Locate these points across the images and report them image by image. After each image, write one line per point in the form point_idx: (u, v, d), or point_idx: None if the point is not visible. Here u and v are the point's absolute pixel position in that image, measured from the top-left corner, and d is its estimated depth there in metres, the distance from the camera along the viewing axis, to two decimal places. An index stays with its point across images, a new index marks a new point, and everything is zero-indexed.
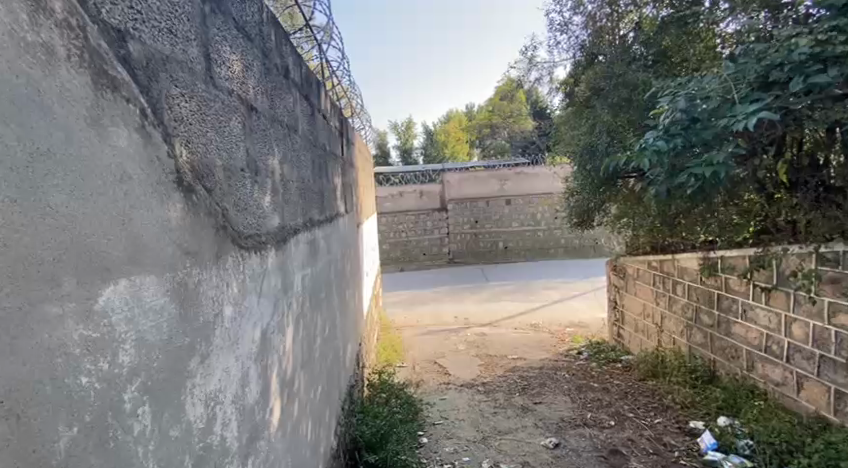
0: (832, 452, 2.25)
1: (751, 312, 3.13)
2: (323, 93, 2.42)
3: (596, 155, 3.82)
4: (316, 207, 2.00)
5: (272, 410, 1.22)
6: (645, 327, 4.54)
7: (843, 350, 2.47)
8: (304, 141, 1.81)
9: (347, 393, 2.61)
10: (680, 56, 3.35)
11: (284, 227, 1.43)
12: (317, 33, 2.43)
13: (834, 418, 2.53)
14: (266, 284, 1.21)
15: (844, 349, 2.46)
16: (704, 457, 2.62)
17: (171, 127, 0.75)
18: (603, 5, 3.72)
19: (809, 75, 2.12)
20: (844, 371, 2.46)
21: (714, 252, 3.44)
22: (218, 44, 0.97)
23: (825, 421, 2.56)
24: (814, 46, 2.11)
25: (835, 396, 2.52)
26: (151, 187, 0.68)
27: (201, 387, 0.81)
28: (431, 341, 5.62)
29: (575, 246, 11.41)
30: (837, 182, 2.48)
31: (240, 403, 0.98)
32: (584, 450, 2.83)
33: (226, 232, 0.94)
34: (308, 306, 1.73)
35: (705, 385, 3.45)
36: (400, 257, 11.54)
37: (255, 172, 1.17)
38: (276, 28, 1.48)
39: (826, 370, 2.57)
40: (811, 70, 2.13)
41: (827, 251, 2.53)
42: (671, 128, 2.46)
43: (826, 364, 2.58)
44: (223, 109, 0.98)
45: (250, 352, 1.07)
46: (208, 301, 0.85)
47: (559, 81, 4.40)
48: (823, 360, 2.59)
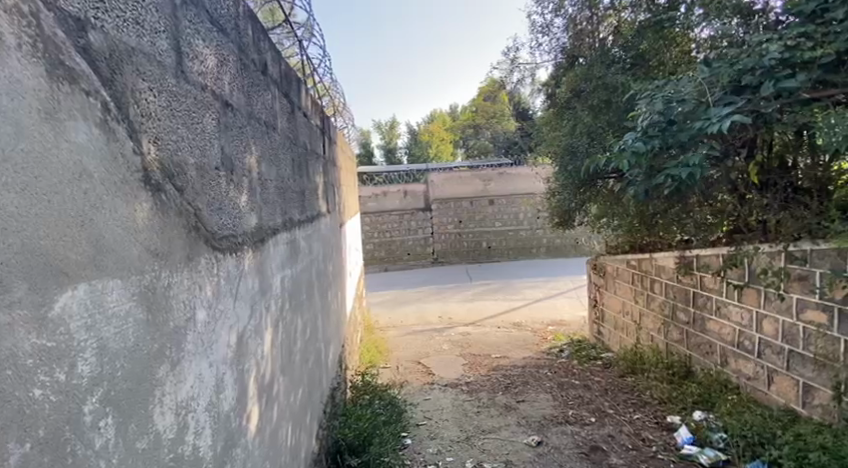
0: (802, 444, 2.28)
1: (724, 308, 3.18)
2: (304, 91, 2.37)
3: (578, 156, 3.86)
4: (296, 206, 1.96)
5: (250, 416, 1.18)
6: (623, 325, 4.59)
7: (810, 345, 2.53)
8: (283, 138, 1.77)
9: (329, 395, 2.57)
10: (657, 60, 3.34)
11: (262, 227, 1.39)
12: (297, 29, 2.40)
13: (802, 410, 2.58)
14: (243, 286, 1.17)
15: (812, 344, 2.51)
16: (680, 451, 2.67)
17: (138, 124, 0.71)
18: (584, 7, 3.74)
19: (780, 80, 2.18)
20: (812, 365, 2.51)
21: (690, 251, 3.50)
22: (190, 36, 0.93)
23: (794, 413, 2.61)
24: (784, 52, 2.18)
25: (805, 389, 2.57)
26: (115, 186, 0.64)
27: (172, 395, 0.77)
28: (415, 341, 5.60)
29: (557, 245, 11.50)
30: (805, 184, 2.62)
31: (215, 410, 0.95)
32: (566, 447, 2.84)
33: (199, 233, 0.91)
34: (288, 308, 1.69)
35: (681, 380, 3.49)
36: (384, 257, 11.48)
37: (230, 170, 1.13)
38: (253, 22, 1.44)
39: (795, 364, 2.63)
40: (781, 75, 2.20)
41: (795, 250, 2.55)
42: (649, 129, 2.50)
43: (794, 358, 2.63)
44: (195, 105, 0.94)
45: (225, 356, 1.03)
46: (179, 305, 0.81)
47: (541, 83, 4.40)
48: (792, 354, 2.65)
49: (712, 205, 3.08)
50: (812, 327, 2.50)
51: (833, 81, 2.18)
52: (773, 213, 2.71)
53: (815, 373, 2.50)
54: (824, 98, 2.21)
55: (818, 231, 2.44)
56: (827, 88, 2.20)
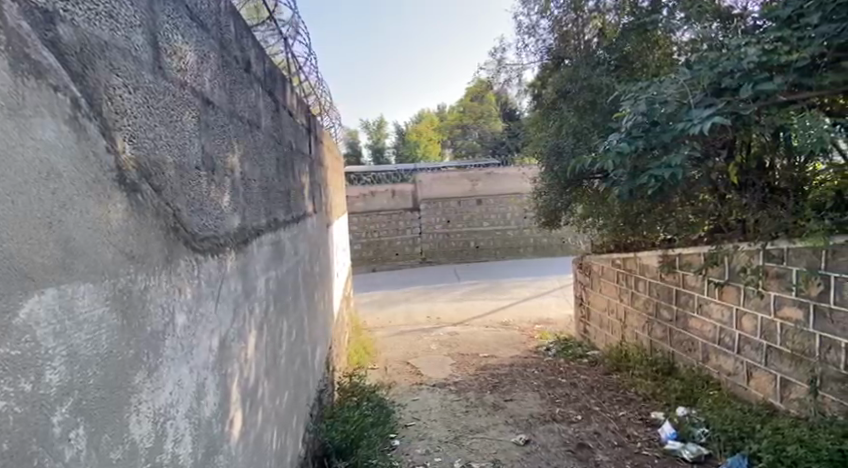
0: (780, 437, 2.30)
1: (705, 306, 3.21)
2: (289, 90, 2.33)
3: (564, 156, 3.87)
4: (281, 206, 1.92)
5: (233, 421, 1.16)
6: (608, 322, 4.63)
7: (787, 341, 2.57)
8: (267, 137, 1.73)
9: (315, 398, 2.54)
10: (641, 63, 3.42)
11: (246, 228, 1.36)
12: (282, 27, 2.36)
13: (780, 405, 2.62)
14: (225, 289, 1.14)
15: (789, 341, 2.55)
16: (664, 447, 2.69)
17: (112, 121, 0.69)
18: (569, 9, 3.77)
19: (758, 83, 2.21)
20: (790, 360, 2.55)
21: (673, 250, 3.53)
22: (168, 32, 0.90)
23: (772, 408, 2.65)
24: (761, 56, 2.21)
25: (782, 384, 2.61)
26: (87, 186, 0.61)
27: (149, 402, 0.75)
28: (403, 341, 5.57)
29: (543, 245, 11.59)
30: (781, 184, 2.68)
31: (195, 417, 0.92)
32: (553, 445, 2.85)
33: (178, 235, 0.88)
34: (272, 310, 1.66)
35: (664, 377, 3.52)
36: (373, 257, 11.42)
37: (212, 169, 1.10)
38: (236, 19, 1.41)
39: (774, 359, 2.67)
40: (759, 78, 2.22)
41: (772, 248, 2.60)
42: (633, 131, 2.52)
43: (772, 354, 2.67)
44: (174, 103, 0.91)
45: (206, 361, 1.00)
46: (157, 309, 0.79)
47: (527, 84, 4.39)
48: (770, 350, 2.68)
49: (695, 204, 3.19)
50: (789, 324, 2.54)
51: (809, 84, 2.20)
52: (752, 213, 2.75)
53: (793, 368, 2.54)
54: (799, 100, 2.26)
55: (795, 230, 2.46)
56: (801, 92, 2.23)
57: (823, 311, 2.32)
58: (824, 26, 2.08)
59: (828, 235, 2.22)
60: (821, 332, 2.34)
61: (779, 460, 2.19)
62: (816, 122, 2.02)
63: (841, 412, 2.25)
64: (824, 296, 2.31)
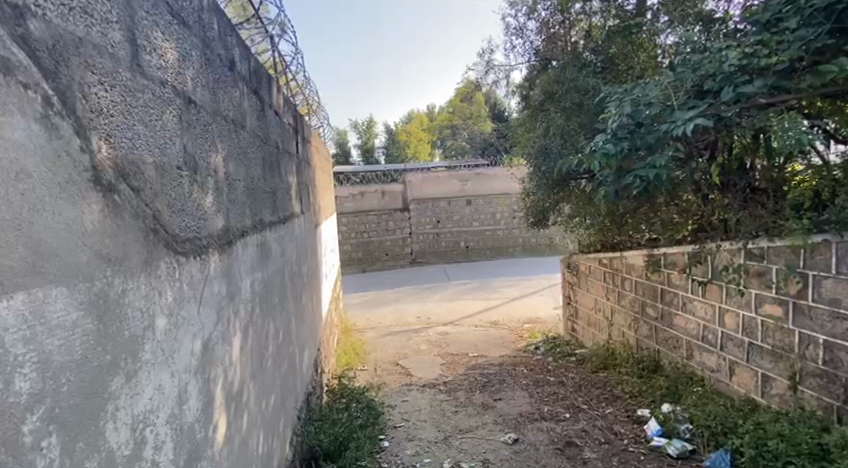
0: (761, 432, 2.33)
1: (689, 304, 3.24)
2: (275, 88, 2.30)
3: (551, 157, 3.89)
4: (267, 207, 1.90)
5: (217, 425, 1.13)
6: (596, 321, 4.65)
7: (768, 337, 2.60)
8: (252, 137, 1.71)
9: (303, 400, 2.51)
10: (626, 64, 3.43)
11: (230, 229, 1.34)
12: (268, 25, 2.33)
13: (762, 400, 2.65)
14: (208, 291, 1.12)
15: (770, 337, 2.58)
16: (649, 443, 2.71)
17: (87, 120, 0.67)
18: (556, 11, 3.85)
19: (738, 85, 2.25)
20: (770, 356, 2.59)
21: (658, 249, 3.55)
22: (147, 28, 0.88)
23: (754, 403, 2.68)
24: (742, 59, 2.25)
25: (764, 380, 2.64)
26: (59, 187, 0.60)
27: (127, 409, 0.73)
28: (393, 342, 5.55)
29: (532, 245, 11.66)
30: (762, 184, 2.73)
31: (176, 422, 0.90)
32: (541, 444, 2.85)
33: (158, 236, 0.86)
34: (258, 312, 1.64)
35: (650, 374, 3.54)
36: (362, 258, 11.33)
37: (194, 170, 1.08)
38: (220, 17, 1.39)
39: (755, 356, 2.70)
40: (739, 81, 2.25)
41: (753, 247, 2.64)
42: (618, 131, 2.54)
43: (753, 350, 2.70)
44: (154, 102, 0.89)
45: (189, 365, 0.98)
46: (135, 312, 0.77)
47: (515, 85, 4.40)
48: (751, 347, 2.72)
49: (680, 204, 3.20)
50: (770, 321, 2.57)
51: (787, 88, 2.20)
52: (734, 213, 2.78)
53: (773, 364, 2.57)
54: (777, 103, 2.25)
55: (775, 229, 2.50)
56: (781, 94, 2.22)
57: (802, 308, 2.36)
58: (803, 30, 2.10)
59: (807, 233, 2.25)
60: (800, 329, 2.37)
61: (760, 455, 2.24)
62: (794, 124, 2.06)
63: (820, 408, 2.28)
64: (803, 293, 2.35)
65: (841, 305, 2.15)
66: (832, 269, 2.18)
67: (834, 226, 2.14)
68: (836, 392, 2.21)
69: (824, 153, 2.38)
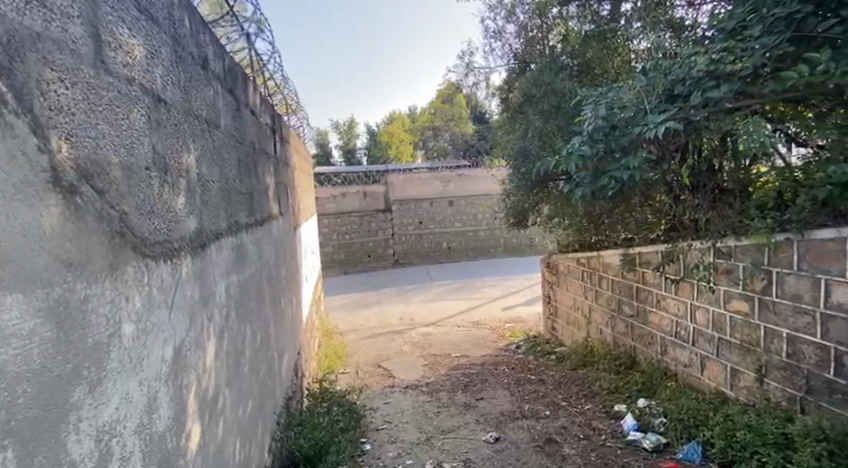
0: (731, 424, 2.38)
1: (663, 302, 3.30)
2: (252, 88, 2.26)
3: (529, 159, 3.94)
4: (243, 209, 1.86)
5: (190, 434, 1.10)
6: (574, 319, 4.70)
7: (736, 332, 2.66)
8: (226, 137, 1.67)
9: (283, 405, 2.47)
10: (601, 68, 3.49)
11: (203, 231, 1.30)
12: (246, 24, 2.30)
13: (730, 393, 2.70)
14: (179, 295, 1.09)
15: (738, 332, 2.64)
16: (625, 437, 2.74)
17: (46, 119, 0.64)
18: (534, 15, 3.87)
19: (706, 90, 2.30)
20: (738, 350, 2.64)
21: (633, 248, 3.61)
22: (112, 25, 0.85)
23: (723, 396, 2.73)
24: (709, 65, 2.28)
25: (732, 373, 2.69)
26: (13, 188, 0.57)
27: (91, 420, 0.70)
28: (375, 344, 5.52)
29: (514, 245, 11.78)
30: (729, 185, 2.73)
31: (146, 433, 0.86)
32: (522, 441, 2.87)
33: (125, 239, 0.83)
34: (234, 316, 1.60)
35: (627, 370, 3.59)
36: (345, 259, 11.20)
37: (164, 171, 1.05)
38: (191, 13, 1.34)
39: (724, 350, 2.75)
40: (707, 86, 2.30)
41: (722, 246, 2.69)
42: (594, 134, 2.60)
43: (723, 345, 2.76)
44: (120, 100, 0.86)
45: (159, 372, 0.95)
46: (100, 319, 0.74)
47: (495, 87, 4.46)
48: (720, 342, 2.77)
49: (653, 204, 3.28)
50: (738, 316, 2.63)
51: (751, 92, 2.24)
52: (703, 212, 2.83)
53: (740, 358, 2.63)
54: (742, 107, 2.30)
55: (741, 228, 2.56)
56: (746, 99, 2.27)
57: (767, 303, 2.43)
58: (765, 38, 2.12)
59: (770, 232, 2.32)
60: (766, 324, 2.44)
61: (729, 445, 2.32)
62: (758, 128, 2.10)
63: (784, 399, 2.34)
64: (768, 289, 2.42)
65: (802, 300, 2.21)
66: (794, 266, 2.25)
67: (795, 225, 2.21)
68: (798, 383, 2.26)
69: (786, 154, 2.40)
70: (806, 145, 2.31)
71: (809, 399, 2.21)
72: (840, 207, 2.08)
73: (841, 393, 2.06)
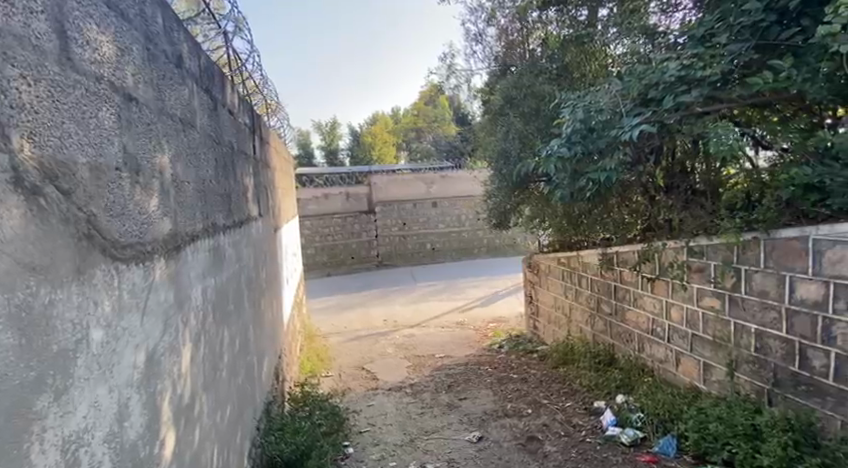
0: (703, 417, 2.42)
1: (640, 300, 3.34)
2: (230, 88, 2.23)
3: (510, 162, 4.00)
4: (220, 210, 1.82)
5: (164, 442, 1.07)
6: (556, 318, 4.74)
7: (708, 328, 2.70)
8: (202, 137, 1.64)
9: (263, 410, 2.42)
10: (579, 72, 3.48)
11: (178, 233, 1.27)
12: (223, 22, 2.28)
13: (704, 387, 2.75)
14: (153, 299, 1.06)
15: (710, 328, 2.69)
16: (604, 433, 2.78)
17: (5, 117, 0.62)
18: (514, 19, 3.90)
19: (677, 95, 2.36)
20: (711, 345, 2.69)
21: (611, 247, 3.65)
22: (79, 20, 0.82)
23: (697, 391, 2.77)
24: (681, 70, 2.34)
25: (705, 367, 2.74)
26: None
27: (57, 429, 0.67)
28: (358, 347, 5.47)
29: (497, 246, 11.86)
30: (701, 187, 2.84)
31: (116, 441, 0.84)
32: (505, 440, 2.88)
33: (93, 242, 0.80)
34: (211, 319, 1.57)
35: (606, 367, 3.63)
36: (327, 262, 11.08)
37: (136, 171, 1.02)
38: (164, 9, 1.31)
39: (697, 346, 2.80)
40: (678, 91, 2.37)
41: (694, 245, 2.74)
42: (573, 135, 2.64)
43: (697, 341, 2.80)
44: (87, 98, 0.83)
45: (131, 378, 0.92)
46: (65, 325, 0.71)
47: (477, 90, 4.46)
48: (694, 338, 2.82)
49: (630, 205, 3.34)
50: (710, 313, 2.68)
51: (721, 98, 2.32)
52: (677, 213, 2.90)
53: (712, 353, 2.68)
54: (712, 111, 2.37)
55: (712, 228, 2.61)
56: (715, 104, 2.34)
57: (736, 300, 2.47)
58: (733, 45, 2.26)
59: (738, 232, 2.36)
60: (735, 320, 2.49)
61: (702, 437, 2.37)
62: (727, 132, 2.16)
63: (753, 391, 2.39)
64: (737, 286, 2.46)
65: (768, 296, 2.27)
66: (761, 263, 2.29)
67: (761, 224, 2.26)
68: (766, 376, 2.32)
69: (754, 157, 2.48)
70: (771, 148, 2.40)
71: (777, 391, 2.27)
72: (801, 207, 2.14)
73: (805, 384, 2.11)
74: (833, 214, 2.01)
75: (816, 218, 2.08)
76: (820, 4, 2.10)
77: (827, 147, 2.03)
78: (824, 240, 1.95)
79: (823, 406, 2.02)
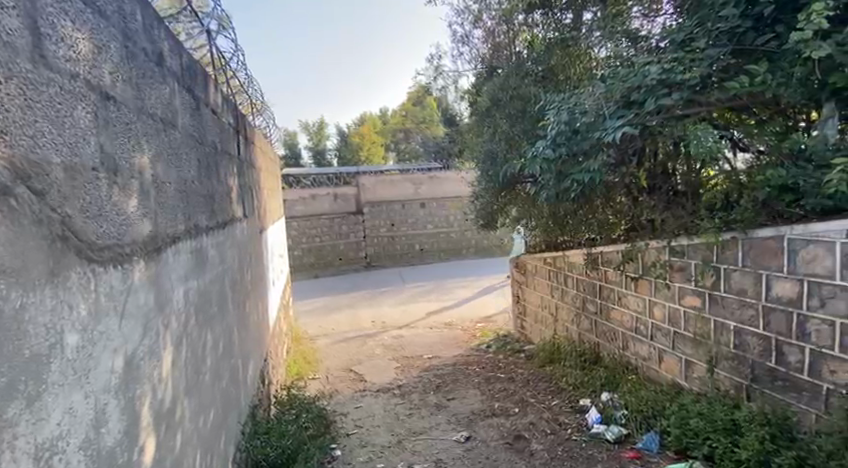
0: (685, 412, 2.46)
1: (624, 299, 3.37)
2: (213, 88, 2.20)
3: (497, 163, 4.04)
4: (203, 210, 1.79)
5: (144, 448, 1.05)
6: (542, 318, 4.77)
7: (689, 326, 2.74)
8: (184, 136, 1.61)
9: (248, 414, 2.39)
10: (563, 75, 3.51)
11: (158, 235, 1.25)
12: (206, 20, 2.24)
13: (685, 384, 2.78)
14: (132, 302, 1.04)
15: (691, 326, 2.72)
16: (589, 430, 2.81)
17: None
18: (500, 22, 3.91)
19: (659, 98, 2.38)
20: (692, 343, 2.72)
21: (596, 247, 3.68)
22: (53, 16, 0.80)
23: (679, 387, 2.81)
24: (662, 73, 2.36)
25: (686, 365, 2.77)
26: None
27: (29, 437, 0.65)
28: (346, 348, 5.44)
29: (485, 246, 11.94)
30: (683, 188, 2.85)
31: (92, 448, 0.82)
32: (492, 439, 2.89)
33: (68, 244, 0.78)
34: (193, 322, 1.54)
35: (591, 366, 3.66)
36: (315, 263, 10.97)
37: (114, 172, 1.00)
38: (144, 6, 1.29)
39: (679, 344, 2.83)
40: (659, 94, 2.39)
41: (675, 244, 2.78)
42: (558, 137, 2.70)
43: (679, 339, 2.83)
44: (61, 96, 0.81)
45: (109, 383, 0.90)
46: (38, 330, 0.69)
47: (464, 91, 4.51)
48: (676, 336, 2.86)
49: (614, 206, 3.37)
50: (691, 311, 2.72)
51: (701, 100, 2.35)
52: (659, 213, 2.94)
53: (693, 350, 2.71)
54: (692, 114, 2.40)
55: (692, 228, 2.65)
56: (695, 107, 2.37)
57: (716, 298, 2.51)
58: (711, 49, 2.30)
59: (718, 232, 2.41)
60: (715, 318, 2.53)
61: (683, 433, 2.40)
62: (707, 134, 2.20)
63: (732, 387, 2.42)
64: (717, 285, 2.50)
65: (746, 295, 2.31)
66: (739, 263, 2.34)
67: (739, 224, 2.29)
68: (744, 372, 2.35)
69: (732, 158, 2.47)
70: (748, 149, 2.40)
71: (754, 387, 2.30)
72: (777, 207, 2.17)
73: (782, 379, 2.14)
74: (807, 214, 2.04)
75: (791, 218, 2.12)
76: (794, 10, 2.18)
77: (801, 150, 2.12)
78: (798, 239, 1.99)
79: (799, 400, 2.05)
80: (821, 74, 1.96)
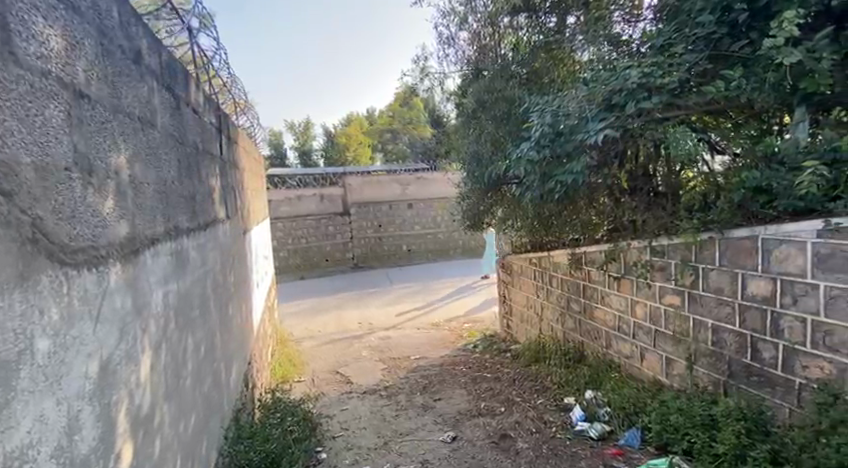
0: (666, 409, 2.49)
1: (607, 298, 3.41)
2: (194, 87, 2.16)
3: (482, 164, 4.05)
4: (183, 212, 1.76)
5: (121, 454, 1.03)
6: (527, 317, 4.80)
7: (669, 324, 2.78)
8: (163, 136, 1.58)
9: (231, 417, 2.36)
10: (547, 77, 3.54)
11: (136, 236, 1.23)
12: (189, 19, 2.21)
13: (666, 381, 2.82)
14: (108, 304, 1.01)
15: (671, 324, 2.76)
16: (573, 428, 2.83)
17: None
18: (486, 24, 3.87)
19: (639, 101, 2.38)
20: (672, 340, 2.76)
21: (580, 247, 3.71)
22: (24, 12, 0.77)
23: (660, 384, 2.85)
24: (642, 77, 2.38)
25: (667, 362, 2.81)
26: None
27: None
28: (332, 350, 5.40)
29: (471, 247, 12.02)
30: (663, 189, 2.90)
31: (65, 456, 0.79)
32: (478, 439, 2.89)
33: (40, 246, 0.76)
34: (173, 325, 1.52)
35: (575, 364, 3.69)
36: (300, 264, 10.82)
37: (89, 172, 0.97)
38: (121, 3, 1.26)
39: (659, 342, 2.87)
40: (640, 97, 2.39)
41: (656, 244, 2.82)
42: (542, 139, 2.72)
43: (659, 337, 2.86)
44: (32, 93, 0.78)
45: (83, 388, 0.88)
46: (6, 335, 0.67)
47: (450, 92, 4.50)
48: (656, 334, 2.89)
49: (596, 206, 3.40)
50: (671, 309, 2.76)
51: (679, 103, 2.37)
52: (640, 214, 2.98)
53: (673, 347, 2.75)
54: (671, 117, 2.43)
55: (672, 228, 2.69)
56: (674, 110, 2.40)
57: (695, 297, 2.54)
58: (688, 55, 2.37)
59: (696, 232, 2.43)
60: (694, 316, 2.56)
61: (664, 429, 2.43)
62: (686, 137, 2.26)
63: (710, 383, 2.46)
64: (695, 284, 2.53)
65: (723, 293, 2.34)
66: (716, 262, 2.37)
67: (716, 224, 2.32)
68: (722, 368, 2.39)
69: (709, 161, 2.53)
70: (724, 152, 2.47)
71: (732, 383, 2.33)
72: (751, 208, 2.19)
73: (758, 375, 2.18)
74: (780, 215, 2.07)
75: (764, 219, 2.13)
76: (766, 18, 2.23)
77: (775, 153, 2.16)
78: (772, 239, 2.04)
79: (774, 395, 2.09)
80: (792, 79, 2.06)
